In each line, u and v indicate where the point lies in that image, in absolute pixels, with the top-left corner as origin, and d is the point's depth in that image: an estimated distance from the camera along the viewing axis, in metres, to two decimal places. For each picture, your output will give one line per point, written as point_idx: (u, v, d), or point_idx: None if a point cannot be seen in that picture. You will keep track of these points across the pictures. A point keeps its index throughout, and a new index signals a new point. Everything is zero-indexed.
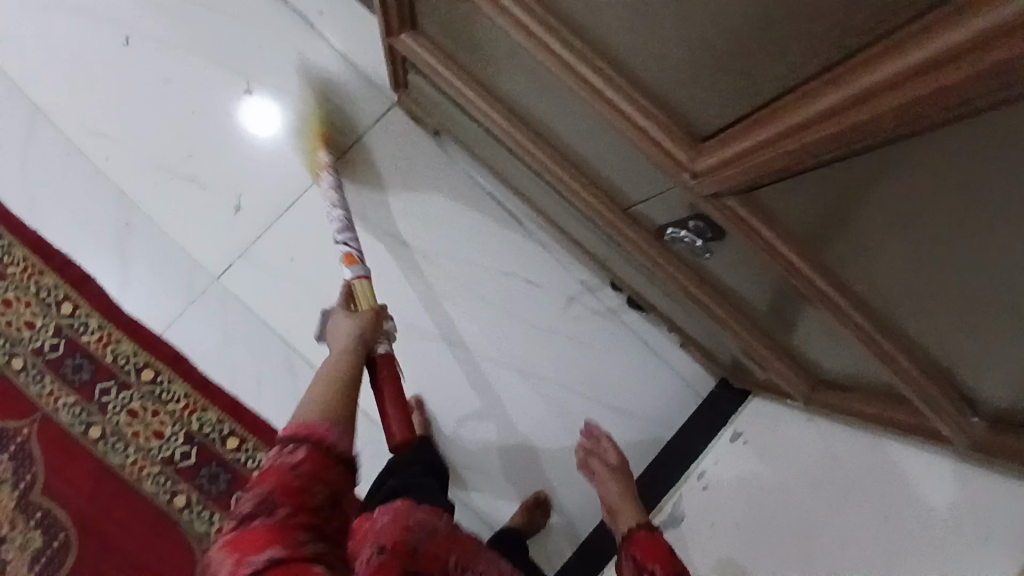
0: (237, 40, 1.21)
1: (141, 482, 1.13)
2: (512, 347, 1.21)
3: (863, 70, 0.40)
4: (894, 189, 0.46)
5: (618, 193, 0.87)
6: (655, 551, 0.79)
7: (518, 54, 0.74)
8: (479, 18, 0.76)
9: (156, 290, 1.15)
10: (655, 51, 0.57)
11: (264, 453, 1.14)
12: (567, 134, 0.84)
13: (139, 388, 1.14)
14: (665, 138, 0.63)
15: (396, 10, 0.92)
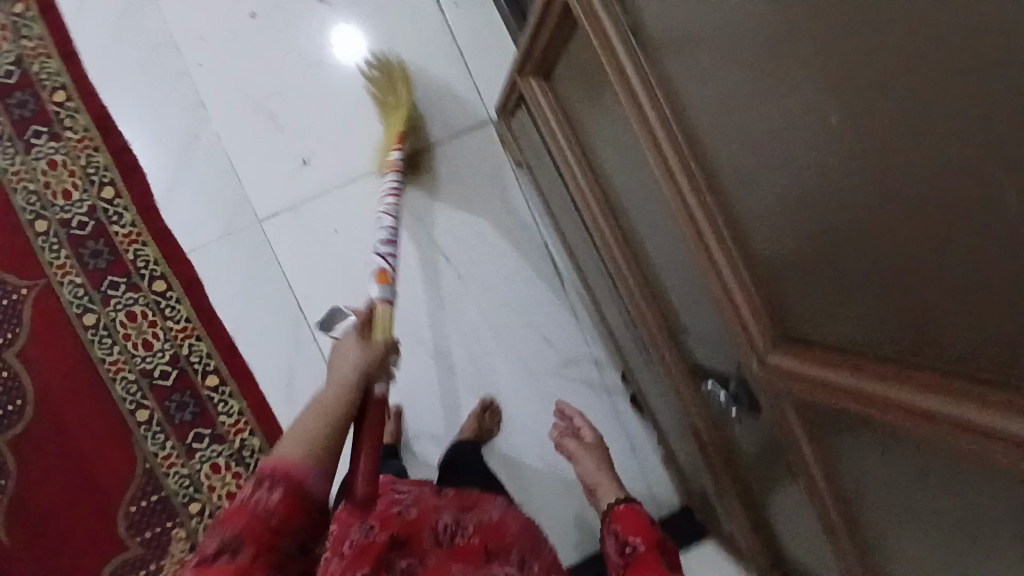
0: (367, 3, 1.19)
1: (111, 383, 1.12)
2: (507, 394, 1.19)
3: (930, 388, 0.43)
4: (931, 487, 0.48)
5: (672, 318, 0.86)
6: (636, 523, 0.86)
7: (640, 166, 0.74)
8: (614, 113, 0.75)
9: (198, 209, 1.13)
10: (769, 244, 0.56)
11: (237, 401, 1.13)
12: (647, 248, 0.83)
13: (145, 295, 1.12)
14: (749, 318, 0.63)
15: (537, 60, 0.90)
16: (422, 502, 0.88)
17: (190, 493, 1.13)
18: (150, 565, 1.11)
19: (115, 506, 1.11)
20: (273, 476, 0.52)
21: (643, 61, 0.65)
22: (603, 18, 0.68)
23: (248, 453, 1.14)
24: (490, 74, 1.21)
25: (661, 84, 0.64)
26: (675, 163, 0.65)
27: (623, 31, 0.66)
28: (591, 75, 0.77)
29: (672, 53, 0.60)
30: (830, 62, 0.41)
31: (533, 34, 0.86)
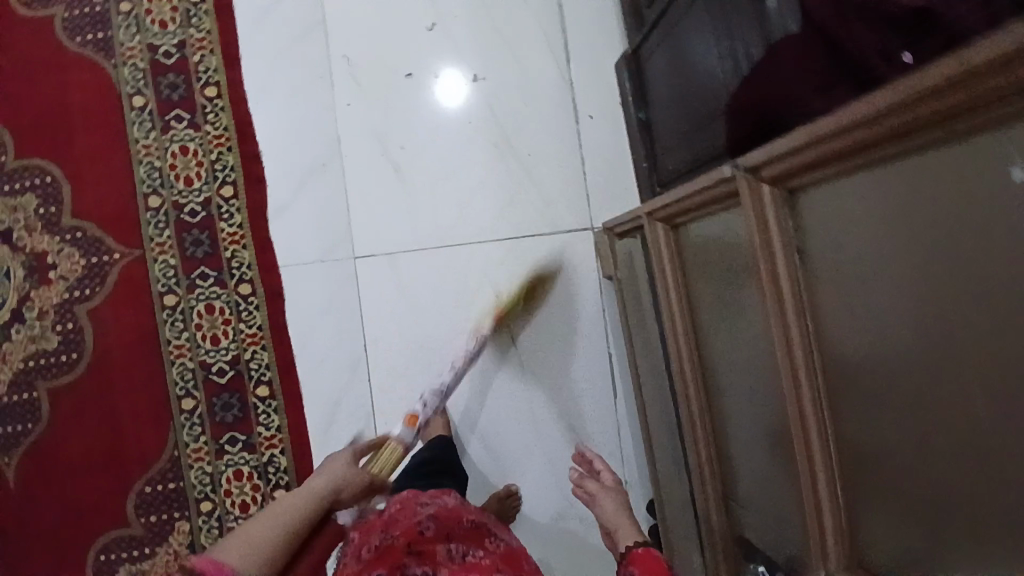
0: (511, 86, 1.22)
1: (169, 366, 1.16)
2: (529, 490, 1.21)
3: None
4: None
5: (731, 485, 0.88)
6: (656, 567, 0.81)
7: (757, 351, 0.73)
8: (742, 295, 0.74)
9: (301, 232, 1.19)
10: (883, 487, 0.60)
11: (280, 418, 1.16)
12: (731, 419, 0.84)
13: (228, 294, 1.16)
14: (833, 541, 0.65)
15: (667, 209, 0.87)
16: (442, 518, 0.87)
17: (206, 493, 1.16)
18: (146, 548, 1.15)
19: (131, 483, 1.16)
20: (203, 570, 0.58)
21: (804, 286, 0.63)
22: (773, 228, 0.63)
23: (272, 471, 1.16)
24: (605, 185, 1.22)
25: (817, 312, 0.62)
26: (804, 390, 0.63)
27: (791, 246, 0.63)
28: (729, 255, 0.76)
29: (833, 281, 0.60)
30: (983, 370, 0.47)
31: (674, 197, 0.83)
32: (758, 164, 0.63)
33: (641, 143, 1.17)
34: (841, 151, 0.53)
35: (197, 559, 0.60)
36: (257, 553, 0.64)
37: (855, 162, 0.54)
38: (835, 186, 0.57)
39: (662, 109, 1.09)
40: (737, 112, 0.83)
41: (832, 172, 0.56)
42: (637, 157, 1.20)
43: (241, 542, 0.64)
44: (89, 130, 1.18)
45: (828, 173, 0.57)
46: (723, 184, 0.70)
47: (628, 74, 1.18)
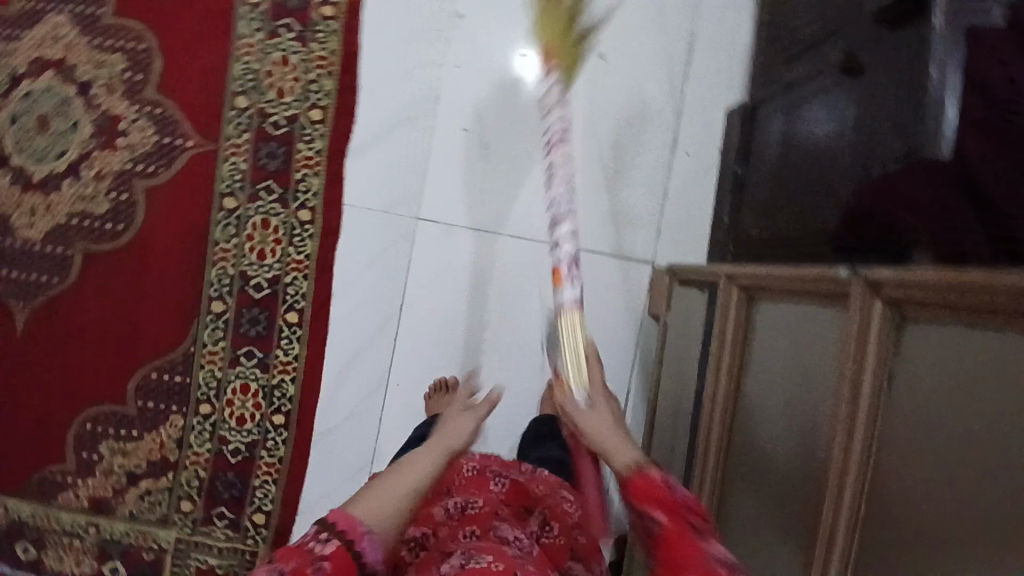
0: (620, 99, 1.21)
1: (210, 265, 1.16)
2: None
3: None
4: None
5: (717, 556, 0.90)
6: (653, 491, 0.71)
7: (800, 450, 0.74)
8: (806, 389, 0.75)
9: (376, 180, 1.18)
10: None
11: (300, 347, 1.18)
12: (742, 500, 0.85)
13: (287, 215, 1.16)
14: None
15: (753, 278, 0.87)
16: (440, 477, 0.89)
17: (208, 396, 1.17)
18: (136, 430, 1.17)
19: (140, 365, 1.17)
20: (332, 526, 0.65)
21: (882, 412, 0.63)
22: (873, 348, 0.64)
23: (277, 395, 1.18)
24: (678, 226, 1.22)
25: (884, 440, 0.63)
26: (845, 507, 0.64)
27: (882, 369, 0.63)
28: (811, 350, 0.76)
29: (904, 417, 0.61)
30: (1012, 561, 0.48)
31: (766, 270, 0.84)
32: (883, 281, 0.63)
33: (728, 197, 1.17)
34: (986, 304, 0.53)
35: (327, 515, 0.66)
36: (393, 506, 0.69)
37: (995, 321, 0.53)
38: (961, 331, 0.57)
39: (760, 174, 1.10)
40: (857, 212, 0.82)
41: (972, 319, 0.56)
42: (720, 209, 1.20)
43: (371, 502, 0.68)
44: (197, 13, 1.16)
45: (966, 316, 0.56)
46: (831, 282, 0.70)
47: (739, 127, 1.17)
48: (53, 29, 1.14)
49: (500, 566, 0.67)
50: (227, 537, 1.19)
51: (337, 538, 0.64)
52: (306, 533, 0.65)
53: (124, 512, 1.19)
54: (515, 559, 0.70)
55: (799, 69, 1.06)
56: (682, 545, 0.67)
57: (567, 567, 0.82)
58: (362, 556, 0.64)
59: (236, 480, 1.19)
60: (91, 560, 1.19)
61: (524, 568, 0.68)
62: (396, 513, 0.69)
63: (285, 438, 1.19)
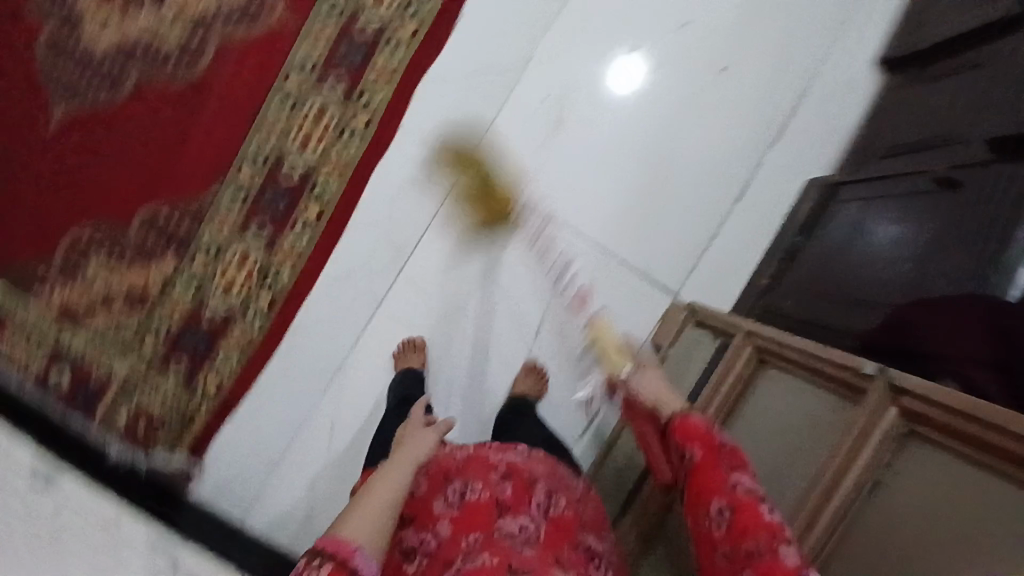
0: (709, 126, 1.15)
1: (252, 132, 1.14)
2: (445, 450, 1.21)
3: None
4: None
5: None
6: (695, 431, 0.73)
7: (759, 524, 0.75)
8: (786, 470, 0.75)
9: (439, 114, 1.15)
10: None
11: (309, 241, 1.17)
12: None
13: (344, 112, 1.13)
14: None
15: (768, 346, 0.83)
16: (435, 471, 0.83)
17: (205, 254, 1.17)
18: (127, 258, 1.18)
19: (151, 200, 1.16)
20: (323, 551, 0.62)
21: (853, 510, 0.67)
22: (868, 450, 0.66)
23: (269, 279, 1.18)
24: (715, 271, 1.16)
25: (846, 537, 0.67)
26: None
27: (869, 475, 0.66)
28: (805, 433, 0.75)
29: (884, 517, 0.65)
30: None
31: (784, 342, 0.81)
32: (908, 390, 0.64)
33: (775, 263, 1.13)
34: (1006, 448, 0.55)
35: (318, 542, 0.63)
36: (375, 527, 0.66)
37: (1005, 468, 0.56)
38: (965, 466, 0.60)
39: (818, 251, 1.05)
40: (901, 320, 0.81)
41: (981, 456, 0.58)
42: (760, 272, 1.15)
43: (360, 523, 0.65)
44: None
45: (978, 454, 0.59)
46: (853, 373, 0.71)
47: (814, 200, 1.12)
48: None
49: (494, 562, 0.69)
50: (175, 389, 1.21)
51: (331, 561, 0.61)
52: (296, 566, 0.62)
53: (87, 330, 1.20)
54: (513, 547, 0.72)
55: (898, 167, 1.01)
56: (707, 478, 0.69)
57: (582, 541, 0.80)
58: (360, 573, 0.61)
59: (203, 340, 1.20)
60: (38, 362, 1.19)
61: (519, 557, 0.71)
62: (383, 527, 0.67)
63: (263, 320, 1.19)
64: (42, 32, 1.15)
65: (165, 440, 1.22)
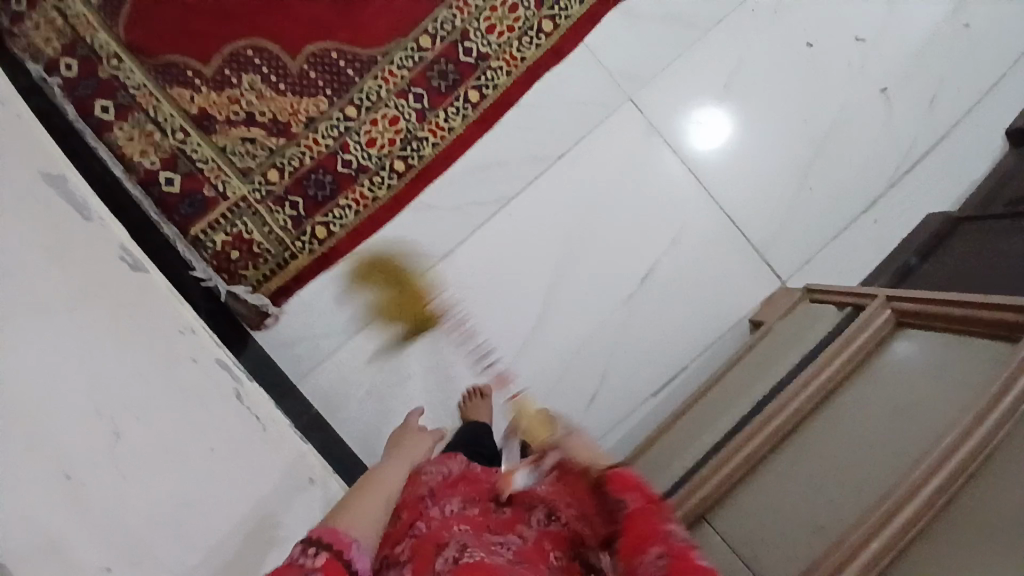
0: (851, 137, 1.23)
1: (446, 7, 1.19)
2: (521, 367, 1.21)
3: None
4: None
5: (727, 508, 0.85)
6: (625, 481, 0.71)
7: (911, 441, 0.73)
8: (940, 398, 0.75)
9: (618, 45, 1.20)
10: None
11: (462, 123, 1.20)
12: (790, 468, 0.84)
13: (535, 15, 1.19)
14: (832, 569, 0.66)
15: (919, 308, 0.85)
16: (440, 486, 0.85)
17: (359, 104, 1.18)
18: (283, 85, 1.18)
19: (327, 38, 1.19)
20: (320, 541, 0.62)
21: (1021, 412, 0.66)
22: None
23: (413, 146, 1.19)
24: (823, 268, 1.22)
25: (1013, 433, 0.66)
26: (942, 472, 0.65)
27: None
28: (951, 368, 0.77)
29: None
30: None
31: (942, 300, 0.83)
32: None
33: (887, 274, 1.18)
34: None
35: (310, 532, 0.64)
36: (357, 518, 0.69)
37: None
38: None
39: (936, 268, 1.11)
40: None
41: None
42: (870, 281, 1.20)
43: (343, 513, 0.70)
44: None
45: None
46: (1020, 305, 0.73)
47: (935, 228, 1.19)
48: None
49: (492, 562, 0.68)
50: (283, 226, 1.19)
51: (326, 551, 0.62)
52: (291, 553, 0.62)
53: (217, 142, 1.19)
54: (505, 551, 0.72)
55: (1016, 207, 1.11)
56: (642, 530, 0.66)
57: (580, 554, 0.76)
58: (352, 565, 0.63)
59: (329, 186, 1.19)
60: (153, 158, 1.19)
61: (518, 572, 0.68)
62: (373, 522, 0.70)
63: (392, 184, 1.19)
64: None
65: (256, 273, 1.19)
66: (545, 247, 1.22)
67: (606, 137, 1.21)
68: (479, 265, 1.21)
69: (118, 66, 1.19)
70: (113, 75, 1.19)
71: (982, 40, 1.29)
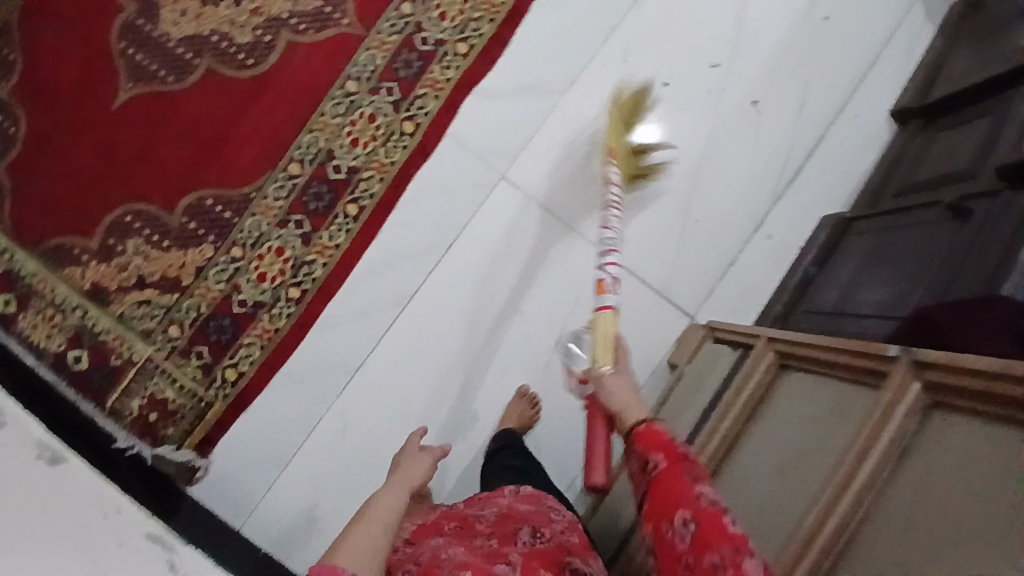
0: (728, 162, 1.24)
1: (307, 131, 1.21)
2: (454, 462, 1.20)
3: None
4: None
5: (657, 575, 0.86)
6: (655, 439, 0.75)
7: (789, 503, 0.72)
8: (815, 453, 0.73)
9: (479, 129, 1.22)
10: None
11: (345, 238, 1.21)
12: None
13: (393, 118, 1.21)
14: None
15: (800, 346, 0.84)
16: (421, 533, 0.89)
17: (244, 243, 1.20)
18: (166, 242, 1.21)
19: (200, 187, 1.21)
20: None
21: (881, 480, 0.64)
22: (892, 427, 0.64)
23: (303, 271, 1.20)
24: (727, 295, 1.22)
25: (875, 504, 0.64)
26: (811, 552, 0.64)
27: (897, 443, 0.64)
28: (830, 416, 0.74)
29: (919, 469, 0.61)
30: None
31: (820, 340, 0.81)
32: (931, 363, 0.63)
33: (790, 290, 1.18)
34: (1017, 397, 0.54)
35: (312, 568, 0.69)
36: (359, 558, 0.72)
37: (1018, 414, 0.55)
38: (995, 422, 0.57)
39: (834, 279, 1.11)
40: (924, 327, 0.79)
41: (989, 412, 0.58)
42: (774, 301, 1.20)
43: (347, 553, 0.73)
44: None
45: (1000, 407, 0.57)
46: (873, 355, 0.71)
47: (828, 233, 1.18)
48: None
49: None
50: (194, 377, 1.20)
51: None
52: None
53: (115, 310, 1.21)
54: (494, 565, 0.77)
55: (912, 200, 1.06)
56: (670, 488, 0.71)
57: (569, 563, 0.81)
58: None
59: (229, 327, 1.20)
60: (59, 340, 1.19)
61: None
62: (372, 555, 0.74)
63: (290, 312, 1.20)
64: (119, 16, 1.22)
65: (178, 429, 1.20)
66: (454, 337, 1.22)
67: (488, 218, 1.22)
68: (391, 371, 1.22)
69: (12, 259, 1.19)
70: (9, 269, 1.19)
71: (846, 31, 1.28)
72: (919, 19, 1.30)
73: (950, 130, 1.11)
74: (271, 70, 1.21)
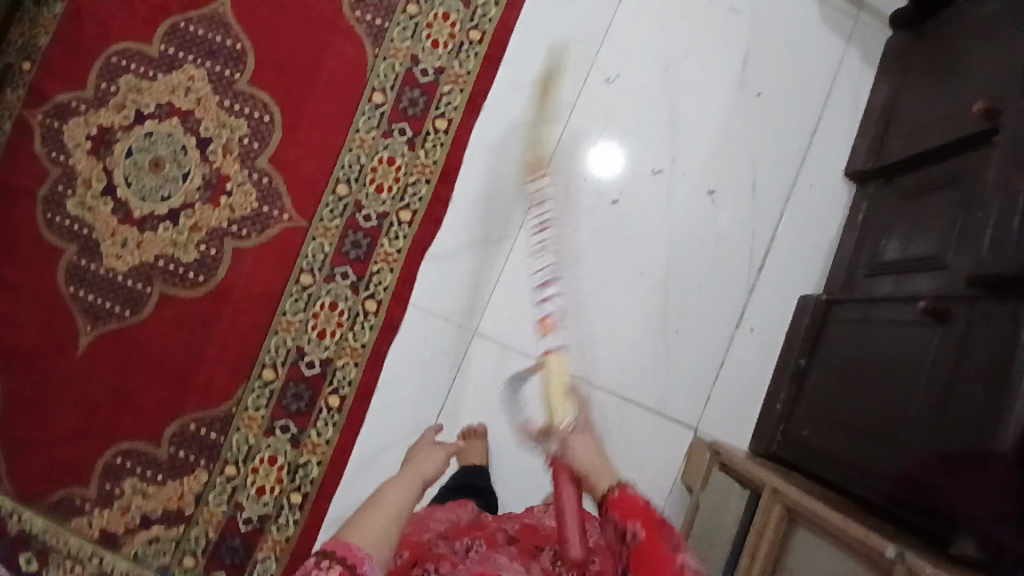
0: (695, 263, 1.22)
1: (272, 333, 1.20)
2: None
3: None
4: None
5: None
6: (635, 509, 0.82)
7: None
8: None
9: (441, 291, 1.21)
10: None
11: (334, 432, 1.19)
12: None
13: (354, 301, 1.20)
14: None
15: (803, 507, 0.84)
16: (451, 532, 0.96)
17: (235, 460, 1.19)
18: (161, 475, 1.19)
19: (182, 412, 1.20)
20: (332, 554, 0.72)
21: None
22: None
23: (300, 475, 1.19)
24: (725, 398, 1.21)
25: None
26: None
27: None
28: None
29: None
30: None
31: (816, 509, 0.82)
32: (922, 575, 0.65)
33: (787, 386, 1.16)
34: None
35: (326, 545, 0.74)
36: (370, 540, 0.77)
37: None
38: None
39: (827, 369, 1.08)
40: (917, 483, 0.83)
41: None
42: (774, 394, 1.18)
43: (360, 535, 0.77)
44: (320, 99, 1.23)
45: None
46: (876, 553, 0.72)
47: (811, 317, 1.16)
48: (186, 79, 1.22)
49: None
50: None
51: (338, 562, 0.71)
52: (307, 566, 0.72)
53: (129, 551, 1.19)
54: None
55: (893, 286, 1.04)
56: None
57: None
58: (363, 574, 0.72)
59: (241, 548, 1.18)
60: None
61: None
62: (384, 538, 0.79)
63: (297, 518, 1.19)
64: (61, 259, 1.21)
65: None
66: None
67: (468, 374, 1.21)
68: None
69: (23, 517, 1.19)
70: (22, 528, 1.19)
71: (783, 100, 1.25)
72: (855, 64, 1.27)
73: (913, 196, 1.08)
74: (222, 279, 1.20)
